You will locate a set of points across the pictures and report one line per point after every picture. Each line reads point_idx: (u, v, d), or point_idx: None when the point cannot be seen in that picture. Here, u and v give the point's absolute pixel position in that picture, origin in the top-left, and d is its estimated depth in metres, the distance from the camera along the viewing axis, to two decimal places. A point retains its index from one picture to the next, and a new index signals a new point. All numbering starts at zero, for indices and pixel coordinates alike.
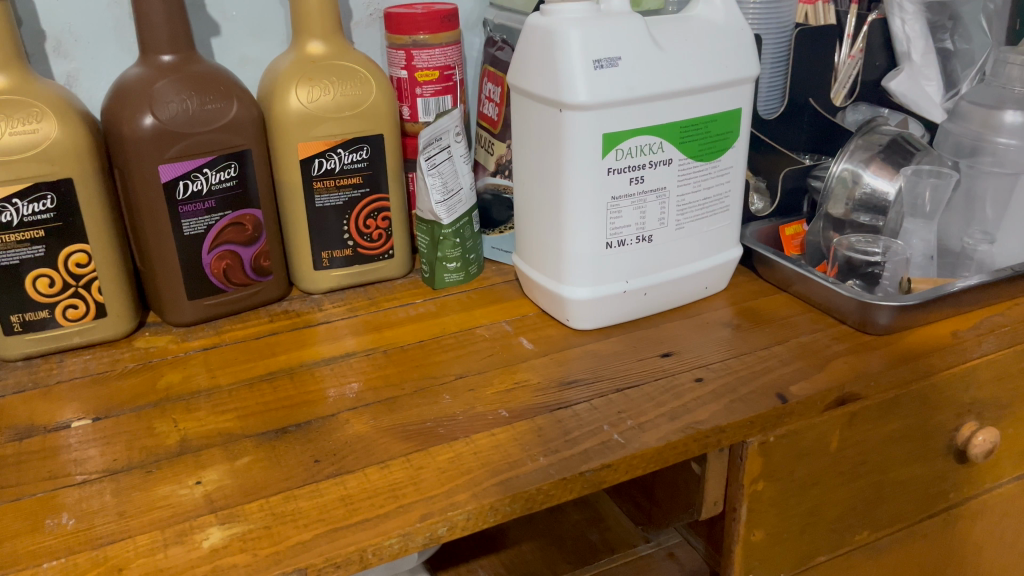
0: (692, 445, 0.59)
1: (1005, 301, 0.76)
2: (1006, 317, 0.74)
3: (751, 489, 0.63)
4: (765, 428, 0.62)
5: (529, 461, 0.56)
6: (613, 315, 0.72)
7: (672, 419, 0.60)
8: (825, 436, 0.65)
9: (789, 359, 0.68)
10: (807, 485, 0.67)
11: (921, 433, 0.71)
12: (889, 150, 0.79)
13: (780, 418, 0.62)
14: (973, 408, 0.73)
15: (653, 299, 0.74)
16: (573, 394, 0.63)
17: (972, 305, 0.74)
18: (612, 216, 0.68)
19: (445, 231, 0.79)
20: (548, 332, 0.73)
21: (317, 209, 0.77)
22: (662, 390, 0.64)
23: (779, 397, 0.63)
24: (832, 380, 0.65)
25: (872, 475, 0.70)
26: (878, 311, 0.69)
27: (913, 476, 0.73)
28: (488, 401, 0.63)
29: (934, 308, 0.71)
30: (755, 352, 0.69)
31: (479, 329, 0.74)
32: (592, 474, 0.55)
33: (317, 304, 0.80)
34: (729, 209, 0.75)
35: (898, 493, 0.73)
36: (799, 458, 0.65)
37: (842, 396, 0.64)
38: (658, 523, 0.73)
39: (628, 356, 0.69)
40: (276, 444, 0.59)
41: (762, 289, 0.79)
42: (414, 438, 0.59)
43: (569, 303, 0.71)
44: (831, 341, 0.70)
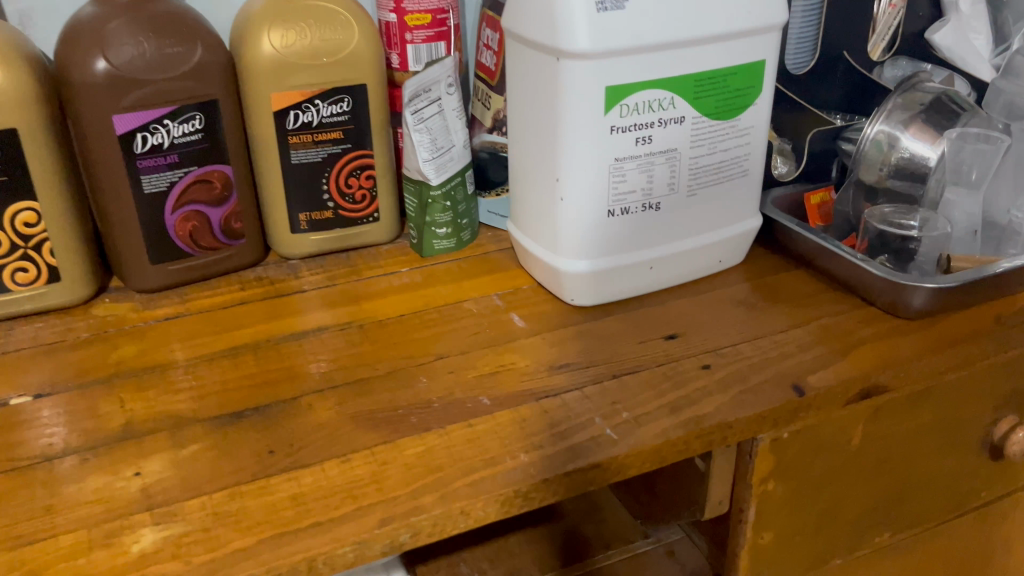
0: (694, 442, 0.52)
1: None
2: None
3: (761, 489, 0.57)
4: (779, 424, 0.55)
5: (508, 459, 0.50)
6: (615, 291, 0.65)
7: (672, 412, 0.53)
8: (846, 432, 0.58)
9: (808, 344, 0.60)
10: (823, 483, 0.60)
11: (952, 427, 0.64)
12: (932, 110, 0.69)
13: (795, 414, 0.55)
14: (1012, 401, 0.66)
15: (661, 274, 0.66)
16: (563, 381, 0.57)
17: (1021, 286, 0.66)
18: (615, 181, 0.61)
19: (434, 193, 0.72)
20: (543, 308, 0.66)
21: (294, 166, 0.71)
22: (664, 378, 0.57)
23: (795, 389, 0.56)
24: (856, 370, 0.58)
25: (896, 472, 0.64)
26: (910, 292, 0.61)
27: (942, 473, 0.66)
28: (468, 387, 0.56)
29: (981, 291, 0.63)
30: (773, 335, 0.61)
31: (467, 303, 0.67)
32: (578, 475, 0.49)
33: (294, 271, 0.73)
34: (749, 173, 0.67)
35: (924, 492, 0.67)
36: (815, 455, 0.58)
37: (866, 389, 0.57)
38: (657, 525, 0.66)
39: (628, 337, 0.62)
40: (229, 431, 0.53)
41: (782, 263, 0.72)
42: (382, 428, 0.52)
43: (566, 277, 0.64)
44: (857, 325, 0.63)
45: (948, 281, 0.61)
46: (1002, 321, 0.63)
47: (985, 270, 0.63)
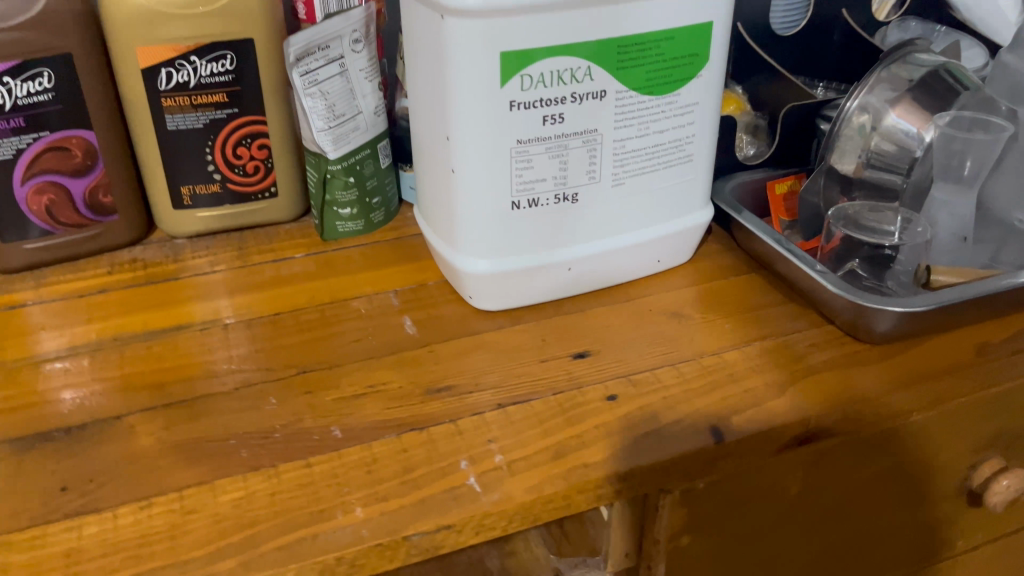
0: (577, 498, 0.43)
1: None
2: None
3: (671, 545, 0.48)
4: (690, 475, 0.45)
5: (340, 514, 0.41)
6: (526, 295, 0.56)
7: (555, 459, 0.44)
8: (779, 481, 0.49)
9: (743, 372, 0.50)
10: (752, 537, 0.51)
11: (920, 472, 0.54)
12: (925, 86, 0.57)
13: (711, 463, 0.45)
14: (997, 442, 0.55)
15: (582, 275, 0.56)
16: (436, 409, 0.47)
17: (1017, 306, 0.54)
18: (519, 168, 0.50)
19: (333, 167, 0.62)
20: (442, 311, 0.57)
21: (170, 133, 0.61)
22: (557, 411, 0.47)
23: (713, 433, 0.46)
24: (795, 409, 0.47)
25: (848, 522, 0.54)
26: (872, 314, 0.50)
27: (906, 523, 0.56)
28: (322, 413, 0.47)
29: (964, 314, 0.52)
30: (703, 359, 0.51)
31: (356, 301, 0.58)
32: (420, 539, 0.40)
33: (176, 252, 0.64)
34: (694, 159, 0.56)
35: (885, 542, 0.57)
36: (741, 507, 0.49)
37: (805, 434, 0.47)
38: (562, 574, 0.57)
39: (529, 353, 0.52)
40: (25, 459, 0.44)
41: (735, 264, 0.61)
42: (203, 464, 0.44)
43: (465, 277, 0.54)
44: (810, 348, 0.52)
45: (921, 303, 0.50)
46: (984, 350, 0.52)
47: (973, 289, 0.51)
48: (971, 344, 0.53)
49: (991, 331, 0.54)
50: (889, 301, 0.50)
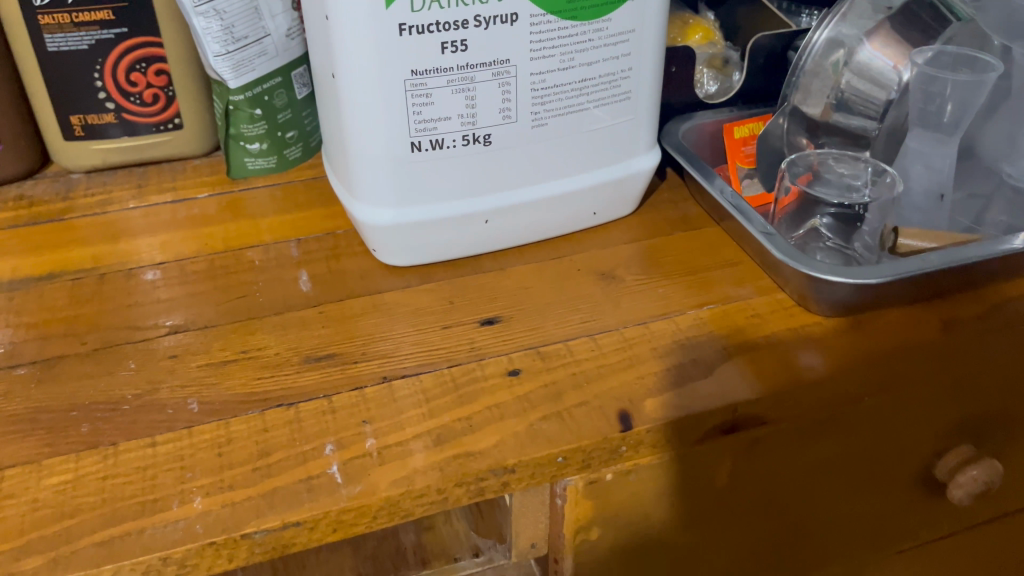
0: (455, 492, 0.37)
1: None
2: None
3: (579, 539, 0.43)
4: (594, 466, 0.39)
5: (175, 504, 0.36)
6: (438, 249, 0.49)
7: (435, 445, 0.38)
8: (703, 471, 0.43)
9: (670, 346, 0.44)
10: (676, 531, 0.45)
11: (875, 461, 0.48)
12: (905, 14, 0.50)
13: (618, 453, 0.39)
14: (965, 430, 0.49)
15: (503, 229, 0.50)
16: (311, 382, 0.42)
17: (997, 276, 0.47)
18: (416, 104, 0.43)
19: (236, 97, 0.55)
20: (345, 265, 0.50)
21: (52, 55, 0.54)
22: (448, 388, 0.41)
23: (622, 419, 0.39)
24: (722, 392, 0.41)
25: (790, 513, 0.48)
26: (821, 283, 0.43)
27: (857, 514, 0.51)
28: (182, 383, 0.42)
29: (936, 284, 0.45)
30: (626, 329, 0.45)
31: (253, 251, 0.52)
32: (264, 537, 0.35)
33: (69, 189, 0.58)
34: (631, 96, 0.48)
35: (834, 533, 0.51)
36: (660, 499, 0.43)
37: (733, 421, 0.41)
38: (476, 561, 0.50)
39: (431, 317, 0.46)
40: None
41: (684, 218, 0.54)
42: (35, 440, 0.39)
43: (365, 228, 0.48)
44: (752, 320, 0.45)
45: (885, 272, 0.43)
46: (956, 322, 0.45)
47: (951, 255, 0.44)
48: (943, 316, 0.45)
49: (970, 302, 0.47)
50: (846, 269, 0.43)
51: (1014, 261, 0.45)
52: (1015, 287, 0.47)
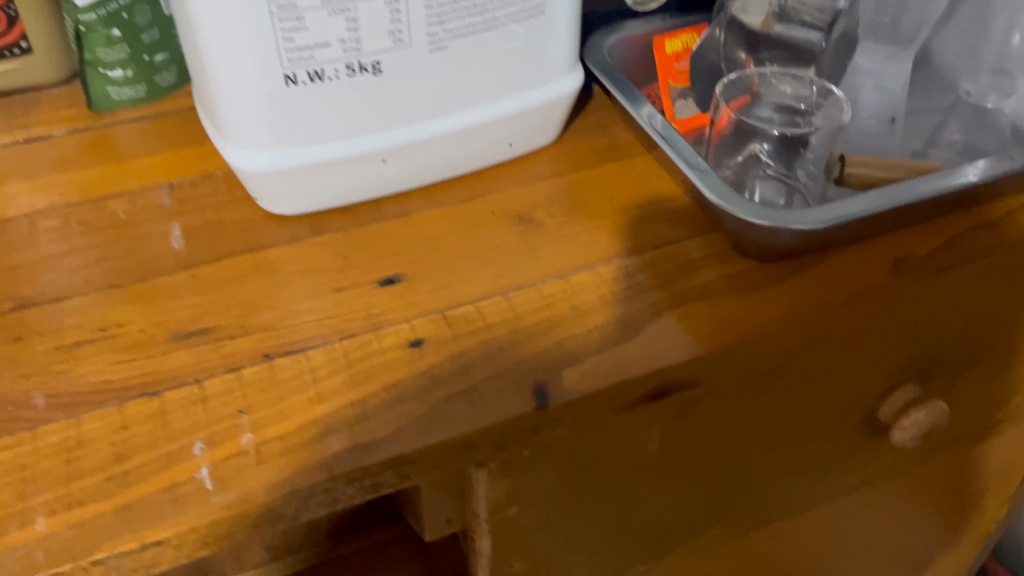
0: (348, 490, 0.33)
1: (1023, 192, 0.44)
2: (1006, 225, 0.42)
3: (498, 518, 0.39)
4: (507, 446, 0.35)
5: (13, 528, 0.30)
6: (330, 195, 0.43)
7: (323, 437, 0.33)
8: (632, 438, 0.39)
9: (593, 303, 0.39)
10: (605, 498, 0.41)
11: (819, 410, 0.44)
12: None
13: (534, 431, 0.35)
14: (912, 370, 0.46)
15: (404, 168, 0.43)
16: (179, 365, 0.36)
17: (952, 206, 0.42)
18: (285, 29, 0.36)
19: (87, 16, 0.46)
20: (225, 215, 0.44)
21: None
22: (339, 366, 0.36)
23: (537, 394, 0.35)
24: (649, 354, 0.36)
25: (729, 468, 0.45)
26: (759, 227, 0.38)
27: (798, 461, 0.48)
28: (27, 372, 0.36)
29: (886, 221, 0.40)
30: (544, 285, 0.39)
31: (118, 202, 0.45)
32: (120, 561, 0.30)
33: None
34: (546, 10, 0.42)
35: (776, 480, 0.48)
36: (586, 470, 0.39)
37: (662, 386, 0.37)
38: None
39: (322, 278, 0.40)
40: None
41: (611, 146, 0.48)
42: None
43: (242, 174, 0.41)
44: (684, 266, 0.40)
45: (829, 215, 0.38)
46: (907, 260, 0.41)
47: (903, 191, 0.39)
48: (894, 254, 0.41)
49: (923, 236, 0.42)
50: (787, 213, 0.38)
51: (971, 191, 0.41)
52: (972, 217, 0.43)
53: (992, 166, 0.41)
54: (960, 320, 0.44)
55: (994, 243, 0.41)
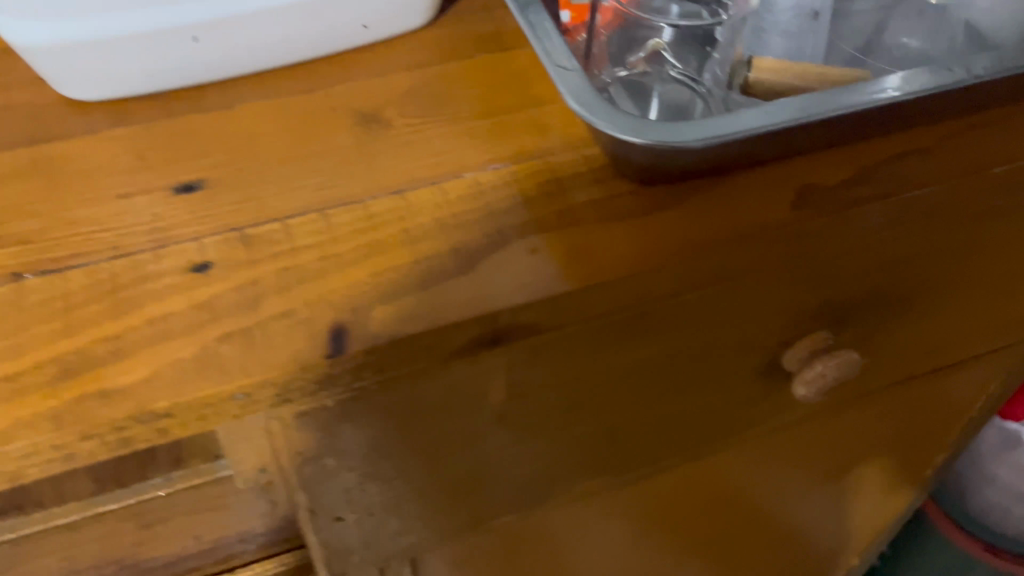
0: (85, 448, 0.27)
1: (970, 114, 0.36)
2: (946, 152, 0.35)
3: (310, 472, 0.33)
4: (299, 398, 0.29)
5: None
6: (135, 79, 0.35)
7: (60, 381, 0.27)
8: (469, 386, 0.33)
9: (428, 227, 0.32)
10: (448, 449, 0.36)
11: (710, 356, 0.38)
12: None
13: (330, 380, 0.29)
14: (825, 317, 0.39)
15: (227, 51, 0.36)
16: None
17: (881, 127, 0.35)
18: None
19: None
20: (14, 98, 0.36)
21: None
22: (101, 291, 0.29)
23: (334, 338, 0.29)
24: (482, 293, 0.30)
25: (603, 416, 0.39)
26: (629, 146, 0.31)
27: (692, 408, 0.42)
28: None
29: (789, 140, 0.33)
30: (374, 203, 0.32)
31: None
32: None
33: None
34: None
35: (664, 426, 0.43)
36: (416, 419, 0.33)
37: (496, 331, 0.30)
38: None
39: (109, 180, 0.33)
40: None
41: (493, 34, 0.40)
42: None
43: (18, 48, 0.34)
44: (547, 187, 0.33)
45: (714, 129, 0.31)
46: (812, 190, 0.33)
47: (811, 104, 0.32)
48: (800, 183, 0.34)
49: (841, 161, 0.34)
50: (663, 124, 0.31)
51: (901, 108, 0.33)
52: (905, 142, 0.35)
53: (926, 80, 0.33)
54: (879, 263, 0.37)
55: (925, 176, 0.34)
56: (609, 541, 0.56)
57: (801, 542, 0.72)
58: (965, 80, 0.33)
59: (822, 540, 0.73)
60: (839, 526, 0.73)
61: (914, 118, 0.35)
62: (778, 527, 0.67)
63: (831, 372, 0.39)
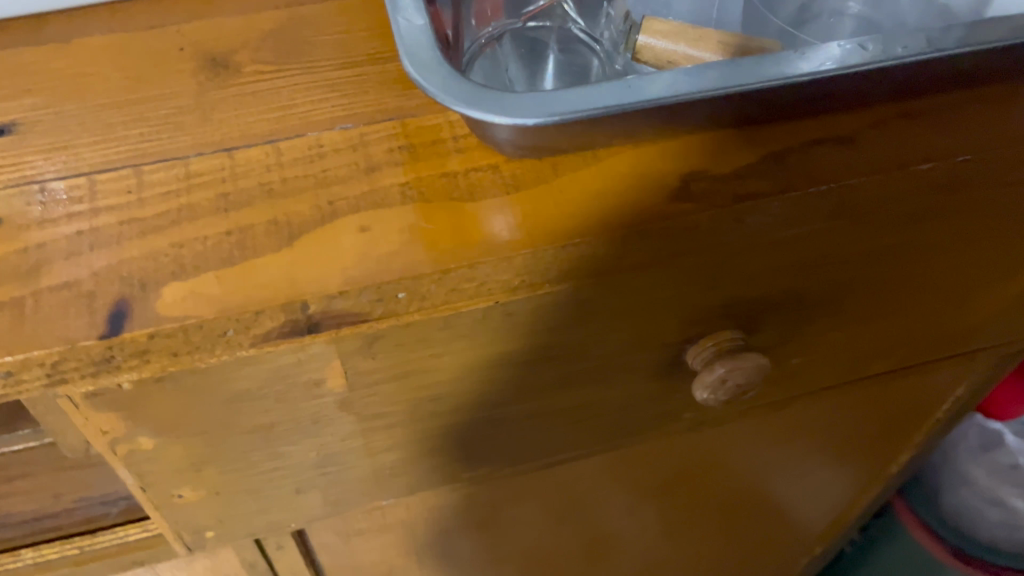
0: None
1: (885, 101, 0.32)
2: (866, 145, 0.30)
3: (126, 449, 0.31)
4: (81, 378, 0.26)
5: None
6: None
7: None
8: (299, 375, 0.29)
9: (252, 192, 0.28)
10: (293, 433, 0.33)
11: (599, 352, 0.34)
12: None
13: (111, 363, 0.26)
14: (734, 316, 0.35)
15: None
16: None
17: (794, 108, 0.30)
18: None
19: None
20: None
21: None
22: None
23: (114, 316, 0.25)
24: (295, 275, 0.26)
25: (478, 407, 0.36)
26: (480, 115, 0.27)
27: (589, 402, 0.38)
28: None
29: (668, 118, 0.29)
30: (196, 160, 0.29)
31: None
32: None
33: None
34: None
35: (561, 419, 0.39)
36: (244, 403, 0.30)
37: (312, 320, 0.26)
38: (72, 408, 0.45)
39: None
40: None
41: None
42: None
43: None
44: (400, 154, 0.29)
45: (572, 105, 0.26)
46: (695, 180, 0.29)
47: (690, 82, 0.27)
48: (680, 170, 0.30)
49: (731, 144, 0.30)
50: (510, 96, 0.27)
51: (809, 88, 0.29)
52: (806, 130, 0.31)
53: (840, 57, 0.28)
54: (789, 264, 0.33)
55: (832, 170, 0.29)
56: (527, 522, 0.53)
57: (754, 529, 0.68)
58: (879, 61, 0.28)
59: (778, 528, 0.70)
60: (798, 517, 0.69)
61: (822, 102, 0.30)
62: (726, 515, 0.63)
63: (736, 377, 0.35)
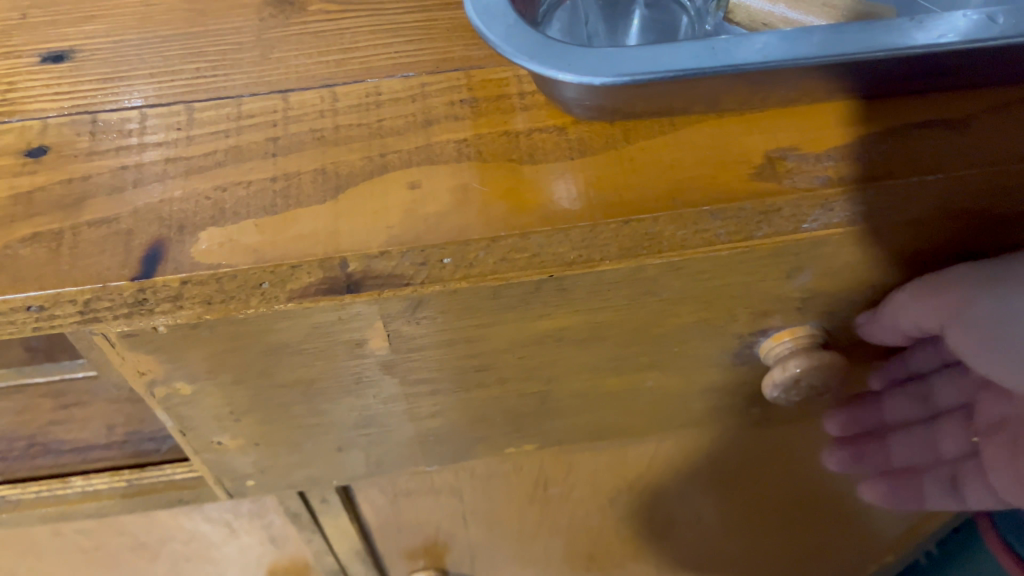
0: None
1: (1007, 83, 0.28)
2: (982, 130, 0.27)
3: (164, 393, 0.30)
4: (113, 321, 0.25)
5: None
6: None
7: None
8: (339, 335, 0.28)
9: (301, 138, 0.26)
10: (335, 391, 0.32)
11: (662, 337, 0.32)
12: None
13: (144, 307, 0.25)
14: (815, 312, 0.32)
15: None
16: None
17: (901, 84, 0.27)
18: None
19: None
20: None
21: None
22: None
23: (150, 258, 0.24)
24: (337, 230, 0.25)
25: (529, 381, 0.34)
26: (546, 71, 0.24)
27: (647, 386, 0.36)
28: None
29: (755, 86, 0.26)
30: (250, 101, 0.27)
31: None
32: None
33: None
34: None
35: (618, 400, 0.37)
36: (283, 359, 0.29)
37: (353, 278, 0.25)
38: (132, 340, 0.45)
39: None
40: None
41: None
42: None
43: None
44: (460, 109, 0.27)
45: (648, 65, 0.24)
46: (781, 158, 0.26)
47: (782, 47, 0.24)
48: (764, 146, 0.27)
49: (825, 121, 0.27)
50: (581, 51, 0.24)
51: (922, 62, 0.25)
52: (912, 111, 0.27)
53: (961, 29, 0.25)
54: (883, 260, 0.29)
55: (939, 158, 0.26)
56: (578, 500, 0.51)
57: (819, 532, 0.65)
58: (1006, 37, 0.24)
59: (846, 532, 0.66)
60: (869, 523, 0.65)
61: (934, 80, 0.27)
62: (791, 514, 0.60)
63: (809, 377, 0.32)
